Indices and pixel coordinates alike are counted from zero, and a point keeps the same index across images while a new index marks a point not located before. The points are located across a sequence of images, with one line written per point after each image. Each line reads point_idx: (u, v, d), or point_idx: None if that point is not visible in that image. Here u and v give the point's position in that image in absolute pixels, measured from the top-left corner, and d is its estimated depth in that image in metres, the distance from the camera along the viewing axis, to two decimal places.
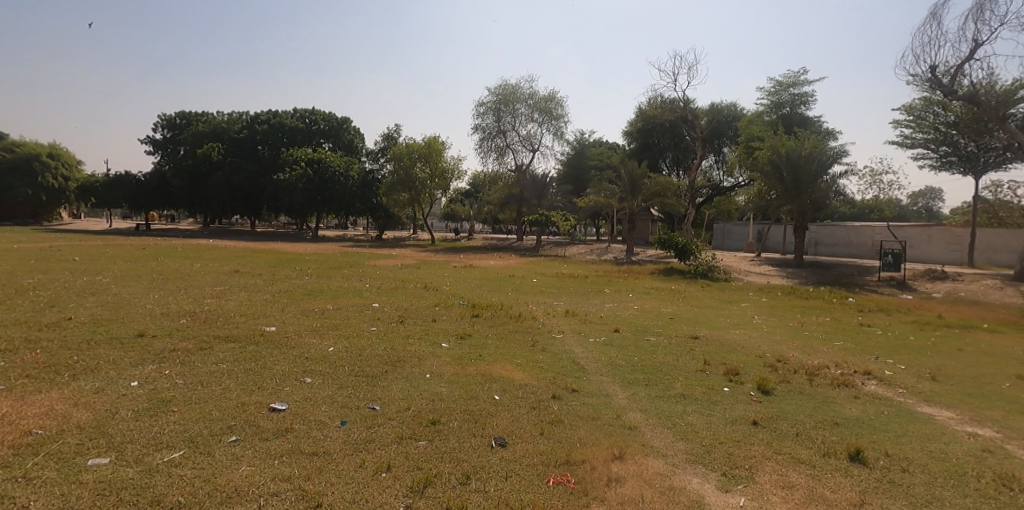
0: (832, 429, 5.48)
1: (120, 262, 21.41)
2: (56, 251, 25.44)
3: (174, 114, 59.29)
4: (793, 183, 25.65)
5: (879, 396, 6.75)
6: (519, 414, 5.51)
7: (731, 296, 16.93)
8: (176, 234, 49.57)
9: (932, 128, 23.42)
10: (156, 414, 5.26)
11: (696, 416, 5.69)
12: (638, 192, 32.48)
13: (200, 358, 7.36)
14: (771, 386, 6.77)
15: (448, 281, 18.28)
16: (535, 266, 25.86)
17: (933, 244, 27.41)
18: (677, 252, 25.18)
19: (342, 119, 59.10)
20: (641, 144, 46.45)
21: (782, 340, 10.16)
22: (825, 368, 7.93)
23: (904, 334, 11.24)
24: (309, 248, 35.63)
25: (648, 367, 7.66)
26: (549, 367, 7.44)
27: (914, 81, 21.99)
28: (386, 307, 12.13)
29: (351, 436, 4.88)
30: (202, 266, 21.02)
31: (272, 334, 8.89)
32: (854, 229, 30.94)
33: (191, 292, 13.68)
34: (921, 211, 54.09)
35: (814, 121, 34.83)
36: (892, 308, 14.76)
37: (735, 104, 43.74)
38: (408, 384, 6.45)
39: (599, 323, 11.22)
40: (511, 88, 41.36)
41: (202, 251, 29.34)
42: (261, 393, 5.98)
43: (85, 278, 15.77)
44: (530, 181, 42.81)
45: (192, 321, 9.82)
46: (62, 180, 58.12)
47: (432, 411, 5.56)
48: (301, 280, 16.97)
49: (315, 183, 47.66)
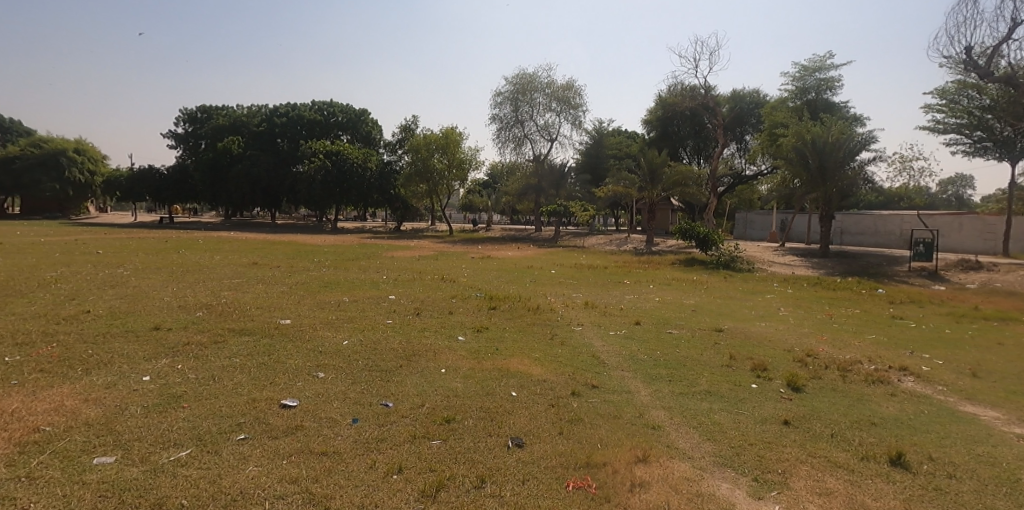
0: (870, 430, 5.14)
1: (142, 255, 21.70)
2: (80, 244, 25.90)
3: (195, 108, 60.09)
4: (819, 171, 24.88)
5: (918, 394, 6.36)
6: (538, 412, 5.29)
7: (754, 287, 16.48)
8: (198, 226, 50.32)
9: (965, 112, 22.43)
10: (165, 410, 5.20)
11: (723, 414, 5.41)
12: (658, 181, 31.87)
13: (213, 351, 7.30)
14: (801, 383, 6.45)
15: (466, 273, 18.11)
16: (552, 257, 25.58)
17: (964, 233, 26.46)
18: (699, 242, 24.67)
19: (360, 110, 59.04)
20: (661, 132, 45.62)
21: (811, 333, 9.78)
22: (858, 364, 7.54)
23: (940, 327, 10.74)
24: (327, 240, 35.83)
25: (671, 361, 7.37)
26: (568, 362, 7.20)
27: (948, 64, 21.12)
28: (402, 299, 11.99)
29: (362, 435, 4.72)
30: (221, 258, 21.15)
31: (287, 327, 8.81)
32: (881, 218, 29.98)
33: (208, 285, 13.74)
34: (951, 199, 52.27)
35: (841, 107, 33.77)
36: (925, 300, 14.17)
37: (758, 90, 42.63)
38: (423, 379, 6.27)
39: (619, 315, 10.93)
40: (529, 78, 40.91)
41: (222, 243, 29.67)
42: (273, 388, 5.86)
43: (106, 271, 15.98)
44: (548, 172, 42.43)
45: (208, 314, 9.80)
46: (88, 175, 59.45)
47: (447, 408, 5.37)
48: (318, 272, 16.96)
49: (334, 175, 47.83)
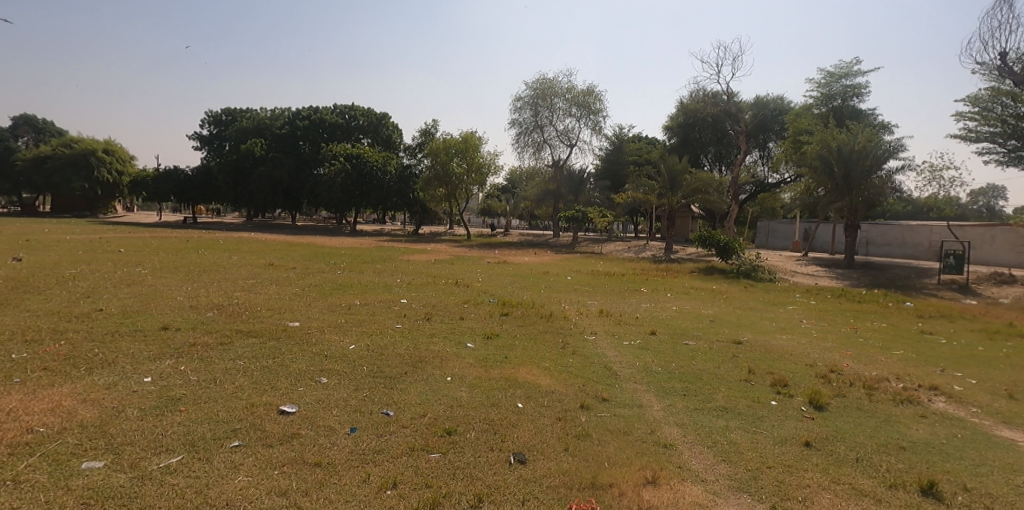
0: (898, 455, 4.80)
1: (163, 254, 22.00)
2: (105, 243, 26.40)
3: (220, 111, 61.19)
4: (845, 179, 24.24)
5: (951, 417, 5.96)
6: (544, 426, 5.05)
7: (776, 298, 16.02)
8: (221, 227, 51.07)
9: (998, 121, 21.53)
10: (162, 413, 5.10)
11: (739, 433, 5.12)
12: (678, 188, 31.38)
13: (217, 353, 7.21)
14: (824, 401, 6.11)
15: (480, 277, 17.95)
16: (569, 263, 25.29)
17: (996, 245, 25.50)
18: (719, 251, 24.18)
19: (381, 114, 59.47)
20: (682, 139, 45.03)
21: (834, 347, 9.37)
22: (885, 382, 7.16)
23: (972, 344, 10.22)
24: (345, 242, 35.98)
25: (686, 374, 7.08)
26: (580, 373, 6.94)
27: (982, 70, 20.41)
28: (413, 303, 11.85)
29: (359, 445, 4.55)
30: (239, 259, 21.30)
31: (295, 330, 8.70)
32: (909, 228, 29.11)
33: (223, 285, 13.77)
34: (983, 210, 50.53)
35: (868, 114, 32.92)
36: (956, 314, 13.57)
37: (782, 97, 41.90)
38: (427, 387, 6.08)
39: (635, 325, 10.64)
40: (549, 83, 40.75)
41: (242, 244, 29.97)
42: (273, 393, 5.72)
43: (125, 270, 16.19)
44: (567, 177, 42.21)
45: (218, 315, 9.77)
46: (116, 175, 60.81)
47: (449, 419, 5.15)
48: (332, 274, 16.93)
49: (354, 178, 48.21)
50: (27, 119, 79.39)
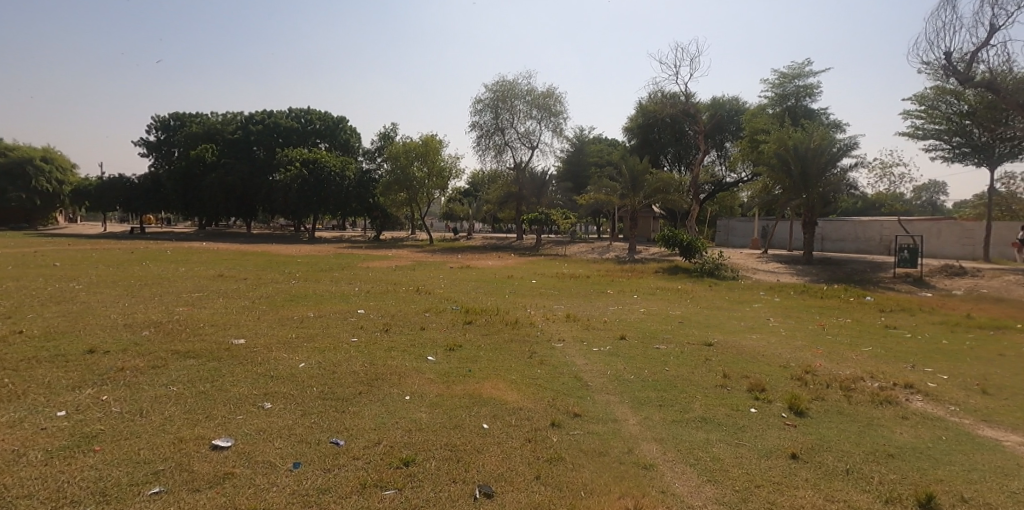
0: (888, 464, 4.53)
1: (102, 267, 20.60)
2: (38, 256, 24.57)
3: (167, 115, 58.52)
4: (802, 177, 24.70)
5: (931, 417, 5.78)
6: (512, 450, 4.59)
7: (740, 296, 16.03)
8: (170, 237, 48.59)
9: (943, 118, 22.32)
10: (71, 455, 4.37)
11: (722, 447, 4.77)
12: (640, 188, 31.52)
13: (148, 379, 6.45)
14: (804, 406, 5.85)
15: (443, 284, 17.39)
16: (534, 266, 24.93)
17: (943, 238, 26.46)
18: (682, 250, 24.22)
19: (339, 118, 58.01)
20: (642, 140, 45.47)
21: (804, 346, 9.21)
22: (860, 381, 6.98)
23: (937, 338, 10.28)
24: (303, 250, 34.68)
25: (660, 381, 6.74)
26: (549, 385, 6.49)
27: (927, 69, 21.03)
28: (371, 314, 11.18)
29: (302, 484, 3.99)
30: (186, 270, 20.12)
31: (239, 348, 7.97)
32: (861, 224, 30.01)
33: (164, 300, 12.78)
34: (925, 205, 52.89)
35: (820, 114, 33.82)
36: (915, 308, 13.77)
37: (738, 98, 42.81)
38: (383, 409, 5.53)
39: (603, 329, 10.28)
40: (509, 85, 40.49)
41: (191, 254, 28.39)
42: (207, 425, 5.06)
43: (57, 286, 14.90)
44: (530, 179, 42.00)
45: (155, 334, 8.91)
46: (56, 184, 57.31)
47: (407, 446, 4.63)
48: (286, 284, 16.07)
49: (311, 183, 46.75)
50: None
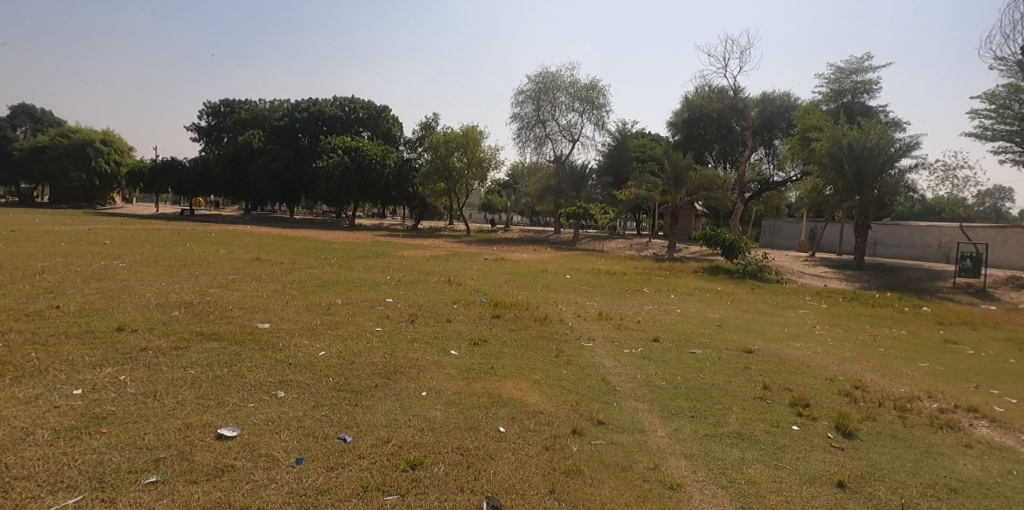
0: (949, 501, 4.00)
1: (148, 246, 21.26)
2: (93, 234, 25.59)
3: (218, 101, 60.40)
4: (856, 177, 23.34)
5: (1002, 447, 5.14)
6: (527, 458, 4.27)
7: (785, 301, 15.17)
8: (217, 220, 50.16)
9: (1016, 118, 20.44)
10: (77, 437, 4.32)
11: (759, 468, 4.33)
12: (682, 185, 30.52)
13: (169, 361, 6.44)
14: (853, 426, 5.31)
15: (475, 275, 17.14)
16: (568, 261, 24.51)
17: (1009, 247, 24.60)
18: (724, 250, 23.27)
19: (381, 107, 58.48)
20: (686, 135, 44.17)
21: (854, 359, 8.53)
22: (918, 401, 6.34)
23: (1004, 356, 9.39)
24: (341, 237, 35.11)
25: (693, 390, 6.29)
26: (574, 388, 6.13)
27: (1001, 65, 19.47)
28: (399, 303, 11.06)
29: (301, 483, 3.78)
30: (226, 252, 20.52)
31: (263, 332, 7.94)
32: (919, 229, 28.25)
33: (200, 281, 12.98)
34: (990, 211, 49.42)
35: (879, 111, 31.95)
36: (977, 321, 12.69)
37: (789, 93, 41.05)
38: (397, 405, 5.29)
39: (636, 330, 9.81)
40: (551, 76, 39.88)
41: (233, 237, 29.05)
42: (217, 412, 4.95)
43: (102, 263, 15.36)
44: (569, 173, 41.45)
45: (184, 314, 8.99)
46: (114, 166, 59.96)
47: (418, 446, 4.38)
48: (319, 270, 16.15)
49: (352, 170, 47.37)
50: (26, 109, 78.73)
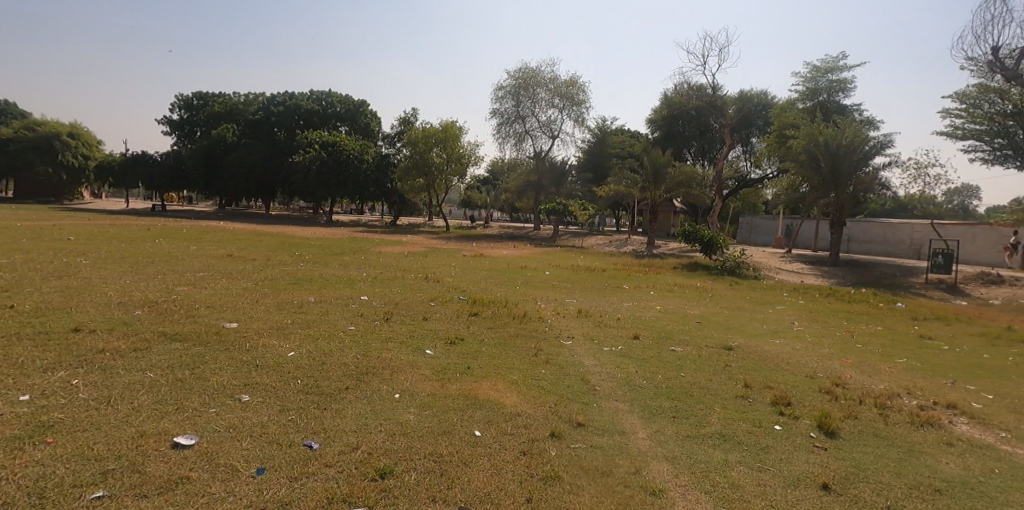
0: (936, 502, 3.92)
1: (115, 243, 20.56)
2: (57, 229, 24.69)
3: (191, 94, 58.85)
4: (832, 175, 23.63)
5: (981, 445, 5.12)
6: (503, 463, 4.09)
7: (764, 297, 15.25)
8: (190, 215, 48.87)
9: (985, 118, 20.85)
10: (18, 448, 4.00)
11: (742, 471, 4.21)
12: (661, 181, 30.63)
13: (127, 363, 6.10)
14: (836, 425, 5.23)
15: (454, 272, 16.91)
16: (548, 257, 24.39)
17: (978, 244, 25.22)
18: (703, 246, 23.33)
19: (359, 102, 57.62)
20: (665, 132, 44.43)
21: (832, 355, 8.52)
22: (897, 398, 6.33)
23: (978, 351, 9.49)
24: (318, 232, 34.49)
25: (674, 389, 6.16)
26: (552, 388, 5.95)
27: (972, 65, 19.79)
28: (374, 301, 10.79)
29: (262, 495, 3.53)
30: (198, 249, 19.93)
31: (230, 332, 7.60)
32: (891, 226, 28.80)
33: (167, 279, 12.52)
34: (959, 209, 50.67)
35: (853, 110, 32.44)
36: (950, 317, 12.87)
37: (766, 92, 41.50)
38: (368, 408, 5.06)
39: (616, 327, 9.67)
40: (531, 72, 39.67)
41: (206, 233, 28.26)
42: (174, 418, 4.65)
43: (64, 260, 14.74)
44: (549, 169, 41.36)
45: (147, 314, 8.58)
46: (82, 159, 58.07)
47: (389, 453, 4.16)
48: (294, 267, 15.73)
49: (330, 166, 46.57)
50: None
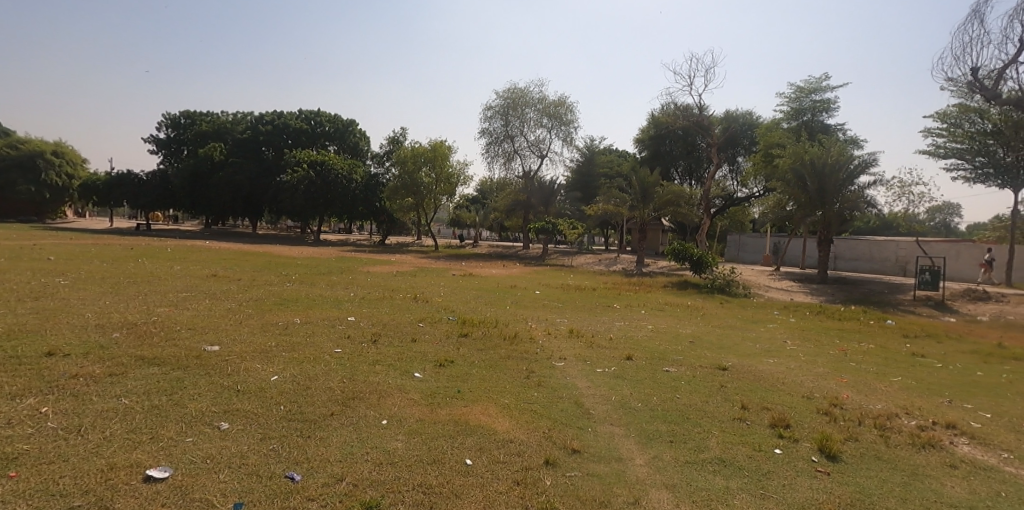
0: None
1: (97, 263, 20.13)
2: (37, 250, 24.16)
3: (178, 113, 58.59)
4: (818, 193, 23.85)
5: (985, 466, 5.01)
6: (496, 494, 3.89)
7: (755, 315, 15.19)
8: (175, 235, 48.21)
9: (966, 137, 21.26)
10: None
11: (745, 499, 4.04)
12: (650, 200, 30.77)
13: (101, 389, 5.81)
14: (837, 448, 5.09)
15: (443, 292, 16.69)
16: (538, 276, 24.25)
17: (962, 261, 25.53)
18: (692, 265, 23.32)
19: (348, 121, 57.71)
20: (653, 152, 44.88)
21: (828, 375, 8.42)
22: (897, 418, 6.22)
23: (971, 369, 9.44)
24: (305, 252, 34.13)
25: (671, 412, 6.00)
26: (545, 412, 5.76)
27: (952, 86, 20.16)
28: (362, 322, 10.54)
29: None
30: (182, 269, 19.56)
31: (211, 356, 7.32)
32: (877, 243, 29.10)
33: (149, 300, 12.19)
34: (941, 226, 51.46)
35: (837, 130, 32.99)
36: (941, 334, 12.87)
37: (751, 112, 42.17)
38: (354, 436, 4.83)
39: (609, 348, 9.51)
40: (520, 92, 39.98)
41: (190, 252, 27.80)
42: (148, 449, 4.40)
43: (42, 281, 14.35)
44: (538, 188, 41.48)
45: (125, 336, 8.27)
46: (66, 179, 57.38)
47: (376, 485, 3.94)
48: (280, 287, 15.43)
49: (318, 185, 46.36)
50: None
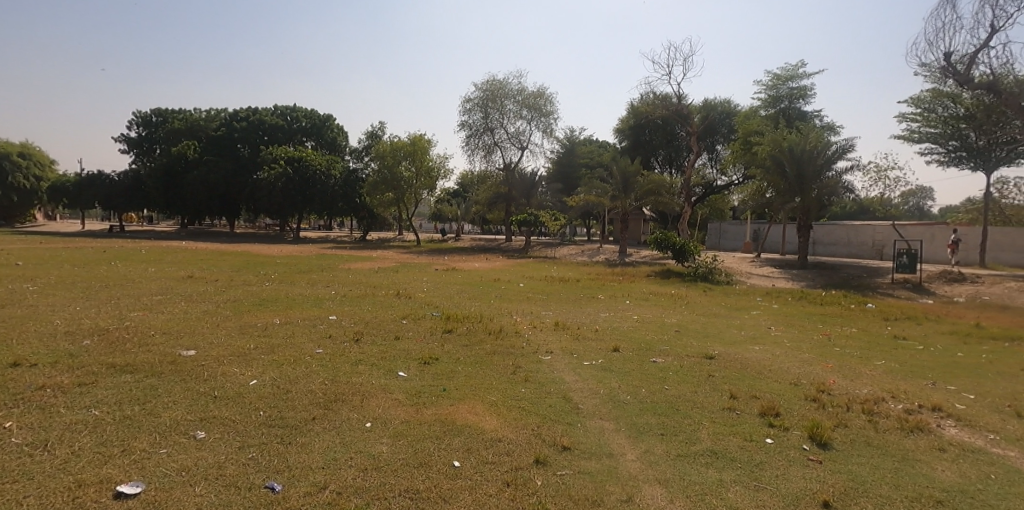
0: None
1: (67, 267, 19.51)
2: (3, 255, 23.34)
3: (149, 111, 57.05)
4: (797, 179, 24.04)
5: (973, 449, 5.03)
6: (486, 498, 3.77)
7: (738, 302, 15.26)
8: (150, 235, 47.06)
9: (940, 121, 21.63)
10: None
11: (739, 491, 3.98)
12: (631, 190, 30.79)
13: (69, 401, 5.55)
14: (827, 435, 5.08)
15: (425, 287, 16.49)
16: (522, 269, 24.13)
17: (936, 243, 26.01)
18: (675, 253, 23.39)
19: (325, 116, 56.80)
20: (633, 141, 44.95)
21: (813, 360, 8.45)
22: (884, 403, 6.23)
23: (952, 350, 9.57)
24: (285, 250, 33.57)
25: (660, 404, 5.93)
26: (533, 409, 5.66)
27: (926, 71, 20.41)
28: (343, 321, 10.31)
29: None
30: (156, 271, 19.04)
31: (186, 362, 7.06)
32: (854, 228, 29.54)
33: (121, 304, 11.79)
34: (915, 210, 52.51)
35: (813, 116, 33.30)
36: (920, 316, 13.05)
37: (729, 100, 42.40)
38: (337, 440, 4.67)
39: (595, 340, 9.42)
40: (499, 84, 39.65)
41: (165, 254, 27.14)
42: (120, 463, 4.18)
43: (8, 287, 13.81)
44: (520, 180, 41.26)
45: (96, 344, 7.94)
46: (34, 181, 55.61)
47: (360, 492, 3.79)
48: (258, 287, 15.08)
49: (296, 182, 45.59)
50: None
